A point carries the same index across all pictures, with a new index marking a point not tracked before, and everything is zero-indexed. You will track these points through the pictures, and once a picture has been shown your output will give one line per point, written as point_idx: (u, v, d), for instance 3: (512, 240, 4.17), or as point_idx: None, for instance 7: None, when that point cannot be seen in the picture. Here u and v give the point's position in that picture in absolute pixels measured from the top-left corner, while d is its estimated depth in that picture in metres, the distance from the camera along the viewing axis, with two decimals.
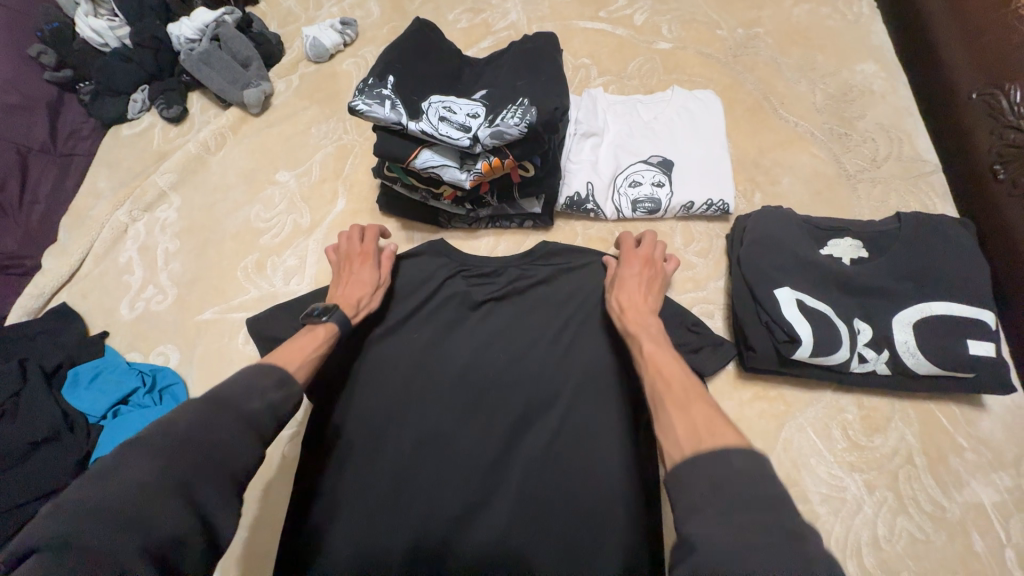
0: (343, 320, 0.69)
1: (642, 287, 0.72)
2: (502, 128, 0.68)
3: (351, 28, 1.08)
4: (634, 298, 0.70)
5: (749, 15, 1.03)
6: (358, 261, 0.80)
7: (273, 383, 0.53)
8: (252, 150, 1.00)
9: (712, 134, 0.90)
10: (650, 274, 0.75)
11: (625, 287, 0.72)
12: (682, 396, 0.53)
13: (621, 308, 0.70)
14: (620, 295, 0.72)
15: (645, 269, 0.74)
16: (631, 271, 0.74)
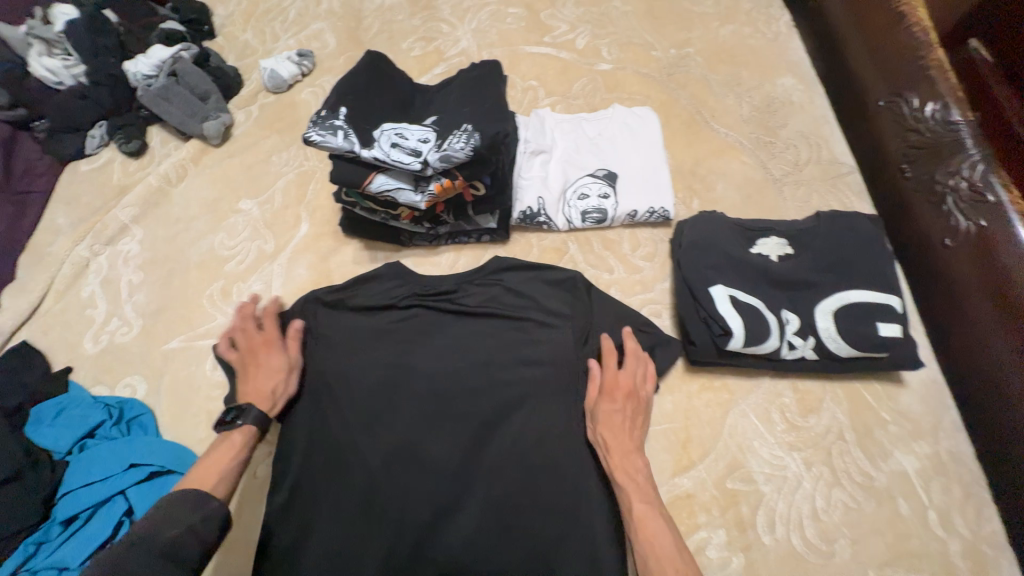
0: (257, 417, 0.76)
1: (622, 425, 0.76)
2: (449, 152, 0.73)
3: (308, 59, 1.13)
4: (617, 439, 0.74)
5: (680, 37, 1.13)
6: (261, 349, 0.83)
7: (190, 508, 0.62)
8: (214, 180, 1.03)
9: (651, 147, 0.98)
10: (636, 404, 0.78)
11: (611, 424, 0.76)
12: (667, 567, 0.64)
13: (606, 446, 0.74)
14: (605, 432, 0.75)
15: (628, 402, 0.77)
16: (619, 407, 0.77)
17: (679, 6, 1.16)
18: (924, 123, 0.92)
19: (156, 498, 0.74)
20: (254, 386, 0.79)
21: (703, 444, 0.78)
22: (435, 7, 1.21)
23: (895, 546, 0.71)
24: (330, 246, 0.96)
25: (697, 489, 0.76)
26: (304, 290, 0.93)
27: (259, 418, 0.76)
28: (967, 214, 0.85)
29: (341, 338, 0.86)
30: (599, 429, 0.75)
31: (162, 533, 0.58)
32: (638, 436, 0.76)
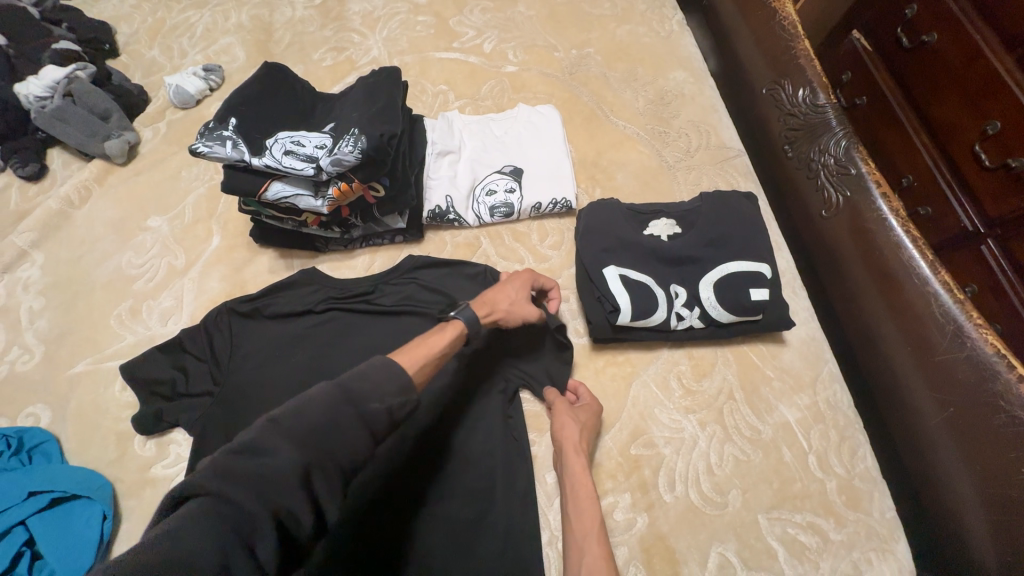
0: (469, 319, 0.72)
1: (586, 428, 0.79)
2: (340, 156, 0.76)
3: (215, 74, 1.13)
4: (581, 441, 0.77)
5: (581, 38, 1.19)
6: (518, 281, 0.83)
7: (396, 390, 0.55)
8: (119, 200, 1.01)
9: (554, 142, 1.03)
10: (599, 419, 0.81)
11: (578, 427, 0.78)
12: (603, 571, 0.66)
13: (574, 445, 0.77)
14: (576, 436, 0.77)
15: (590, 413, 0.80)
16: (584, 418, 0.79)
17: (580, 9, 1.23)
18: (798, 107, 1.02)
19: (59, 523, 0.73)
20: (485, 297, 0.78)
21: (608, 416, 0.84)
22: (345, 18, 1.24)
23: (781, 490, 0.78)
24: (244, 257, 0.97)
25: (604, 458, 0.81)
26: (216, 303, 0.92)
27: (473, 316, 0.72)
28: (836, 187, 0.94)
29: (257, 347, 0.87)
30: (571, 429, 0.78)
31: (369, 400, 0.53)
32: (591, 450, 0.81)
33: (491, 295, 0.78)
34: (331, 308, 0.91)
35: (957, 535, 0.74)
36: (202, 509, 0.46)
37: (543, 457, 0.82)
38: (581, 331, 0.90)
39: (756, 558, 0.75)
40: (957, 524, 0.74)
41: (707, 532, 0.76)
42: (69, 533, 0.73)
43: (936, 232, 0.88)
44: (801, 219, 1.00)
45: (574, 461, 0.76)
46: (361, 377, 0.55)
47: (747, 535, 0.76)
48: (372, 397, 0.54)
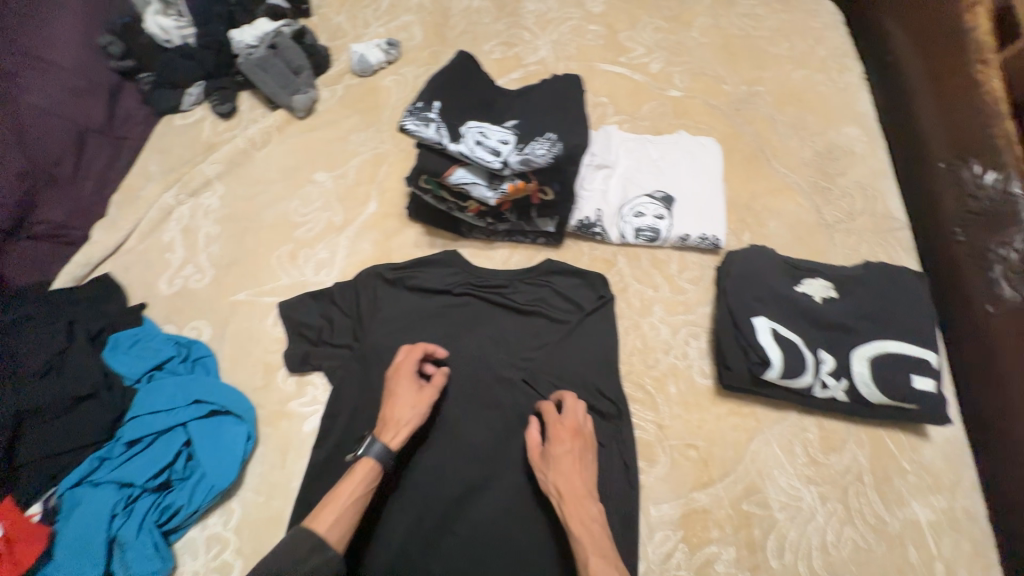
0: (379, 454, 0.74)
1: (572, 464, 0.76)
2: (530, 157, 0.78)
3: (395, 49, 1.20)
4: (575, 484, 0.74)
5: (753, 75, 1.16)
6: (407, 377, 0.81)
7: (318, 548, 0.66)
8: (294, 150, 1.10)
9: (711, 176, 1.02)
10: (579, 443, 0.78)
11: (559, 467, 0.75)
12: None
13: (560, 493, 0.73)
14: (557, 478, 0.75)
15: (575, 442, 0.78)
16: (560, 449, 0.77)
17: (755, 45, 1.20)
18: (983, 190, 0.91)
19: (214, 432, 0.81)
20: (387, 414, 0.78)
21: (724, 464, 0.82)
22: (519, 15, 1.28)
23: None
24: (394, 226, 1.02)
25: (713, 506, 0.80)
26: (365, 264, 0.98)
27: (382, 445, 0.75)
28: (1014, 286, 0.84)
29: (394, 312, 0.93)
30: (553, 476, 0.75)
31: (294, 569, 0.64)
32: (590, 476, 0.77)
33: (388, 413, 0.78)
34: (466, 293, 0.95)
35: None
36: None
37: (652, 487, 0.81)
38: (706, 372, 0.89)
39: None
40: None
41: None
42: (221, 444, 0.81)
43: None
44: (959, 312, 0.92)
45: (565, 509, 0.72)
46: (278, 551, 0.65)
47: None
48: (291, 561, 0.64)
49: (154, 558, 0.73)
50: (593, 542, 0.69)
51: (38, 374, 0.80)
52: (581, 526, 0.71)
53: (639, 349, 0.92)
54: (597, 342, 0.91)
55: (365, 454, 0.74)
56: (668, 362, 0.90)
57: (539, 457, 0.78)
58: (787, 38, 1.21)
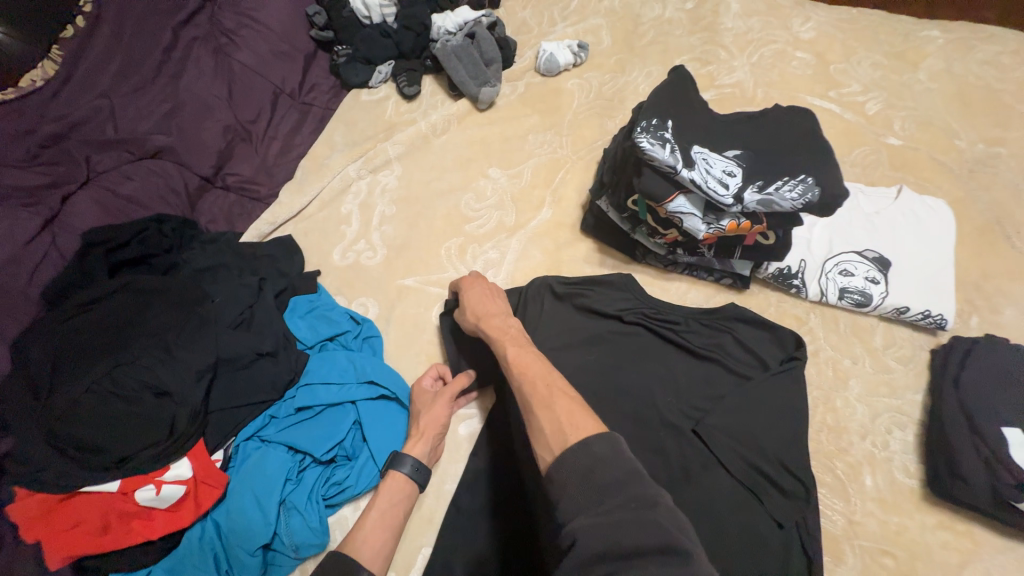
0: (403, 467, 0.73)
1: (487, 294, 0.83)
2: (774, 199, 0.71)
3: (584, 52, 1.15)
4: (491, 306, 0.80)
5: (995, 133, 1.00)
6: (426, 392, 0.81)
7: None
8: (471, 141, 1.08)
9: (939, 244, 0.88)
10: (493, 286, 0.86)
11: (478, 300, 0.81)
12: (548, 398, 0.62)
13: (480, 315, 0.78)
14: (475, 309, 0.80)
15: (486, 282, 0.86)
16: (476, 287, 0.84)
17: (999, 99, 1.04)
18: None
19: (379, 416, 0.81)
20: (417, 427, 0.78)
21: None
22: (716, 31, 1.18)
23: None
24: (566, 238, 0.98)
25: None
26: (535, 273, 0.95)
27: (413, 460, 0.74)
28: None
29: (562, 328, 0.88)
30: (469, 308, 0.80)
31: None
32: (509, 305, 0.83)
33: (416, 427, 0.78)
34: (637, 321, 0.89)
35: None
36: None
37: None
38: (911, 471, 0.77)
39: None
40: None
41: None
42: (383, 428, 0.80)
43: None
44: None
45: (484, 325, 0.77)
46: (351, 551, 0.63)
47: None
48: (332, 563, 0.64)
49: (316, 532, 0.73)
50: (514, 341, 0.73)
51: (231, 326, 0.83)
52: (500, 332, 0.75)
53: (830, 426, 0.81)
54: (784, 407, 0.80)
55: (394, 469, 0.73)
56: (864, 449, 0.79)
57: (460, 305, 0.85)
58: None
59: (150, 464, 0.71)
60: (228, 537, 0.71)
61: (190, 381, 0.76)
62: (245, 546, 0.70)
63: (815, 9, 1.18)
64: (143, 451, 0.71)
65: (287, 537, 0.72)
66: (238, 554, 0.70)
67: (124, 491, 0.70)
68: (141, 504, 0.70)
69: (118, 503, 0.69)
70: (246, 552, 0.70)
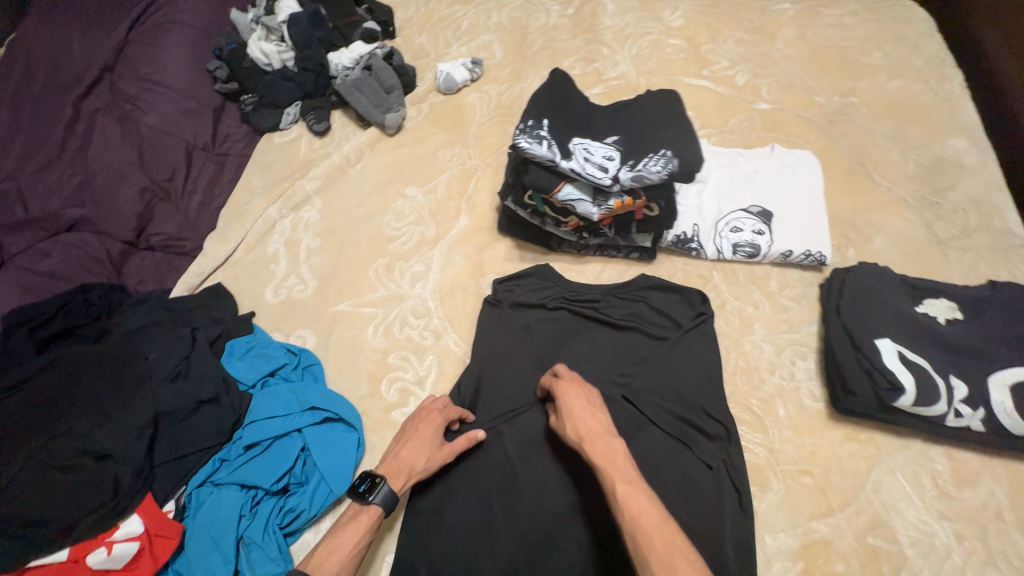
0: (383, 496, 0.72)
1: (585, 409, 0.76)
2: (643, 174, 0.79)
3: (479, 67, 1.23)
4: (596, 428, 0.74)
5: (846, 85, 1.13)
6: (423, 422, 0.80)
7: None
8: (385, 166, 1.14)
9: (810, 191, 0.99)
10: (587, 391, 0.80)
11: (575, 415, 0.76)
12: (668, 556, 0.59)
13: (580, 436, 0.73)
14: (575, 428, 0.74)
15: (580, 390, 0.79)
16: (574, 398, 0.77)
17: (845, 55, 1.17)
18: None
19: (327, 438, 0.84)
20: (403, 456, 0.77)
21: (843, 493, 0.78)
22: (596, 31, 1.29)
23: None
24: (485, 240, 1.04)
25: (835, 536, 0.76)
26: (460, 277, 1.00)
27: (390, 490, 0.73)
28: None
29: (492, 323, 0.94)
30: (569, 423, 0.75)
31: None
32: (609, 417, 0.77)
33: (403, 458, 0.77)
34: (560, 306, 0.95)
35: None
36: None
37: (766, 514, 0.78)
38: (817, 395, 0.85)
39: None
40: None
41: None
42: (333, 449, 0.83)
43: None
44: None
45: (588, 450, 0.71)
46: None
47: None
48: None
49: (278, 561, 0.75)
50: (621, 473, 0.68)
51: (169, 379, 0.85)
52: (605, 460, 0.70)
53: (742, 369, 0.89)
54: (695, 358, 0.89)
55: (371, 500, 0.72)
56: (774, 383, 0.87)
57: (553, 418, 0.79)
58: (878, 48, 1.17)
59: (98, 527, 0.72)
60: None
61: (131, 440, 0.78)
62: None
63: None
64: (87, 516, 0.72)
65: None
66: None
67: (75, 558, 0.71)
68: (94, 568, 0.71)
69: (72, 571, 0.71)
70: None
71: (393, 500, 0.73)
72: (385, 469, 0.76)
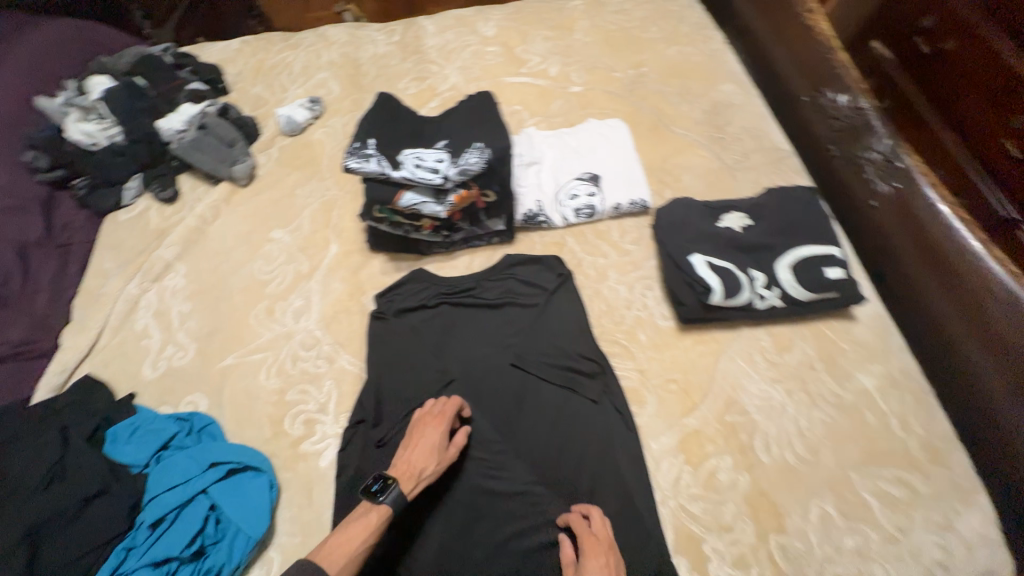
0: (394, 499, 0.77)
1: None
2: (466, 166, 0.90)
3: (318, 104, 1.29)
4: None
5: (636, 59, 1.34)
6: (433, 426, 0.85)
7: None
8: (245, 215, 1.15)
9: (625, 150, 1.16)
10: (612, 558, 0.76)
11: None
12: None
13: None
14: None
15: (606, 558, 0.75)
16: (596, 564, 0.74)
17: (631, 35, 1.39)
18: (840, 112, 1.20)
19: (236, 491, 0.84)
20: (409, 459, 0.82)
21: (702, 388, 0.93)
22: (423, 51, 1.40)
23: (868, 449, 0.86)
24: (359, 260, 1.09)
25: (702, 424, 0.90)
26: (341, 301, 1.04)
27: (398, 495, 0.77)
28: (884, 180, 1.10)
29: (381, 334, 1.00)
30: None
31: None
32: None
33: (412, 460, 0.82)
34: (440, 302, 1.03)
35: None
36: None
37: (648, 425, 0.91)
38: (667, 315, 1.01)
39: (853, 510, 0.82)
40: None
41: (803, 488, 0.84)
42: (244, 500, 0.83)
43: None
44: (864, 212, 1.13)
45: None
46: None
47: (841, 489, 0.84)
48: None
49: None
50: None
51: (43, 486, 0.80)
52: None
53: (606, 311, 1.02)
54: (565, 313, 1.01)
55: (383, 501, 0.77)
56: (633, 316, 1.01)
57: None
58: (654, 24, 1.41)
59: None
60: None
61: (7, 561, 0.74)
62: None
63: (491, 12, 1.46)
64: None
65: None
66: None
67: None
68: None
69: None
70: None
71: (401, 502, 0.77)
72: (395, 471, 0.81)
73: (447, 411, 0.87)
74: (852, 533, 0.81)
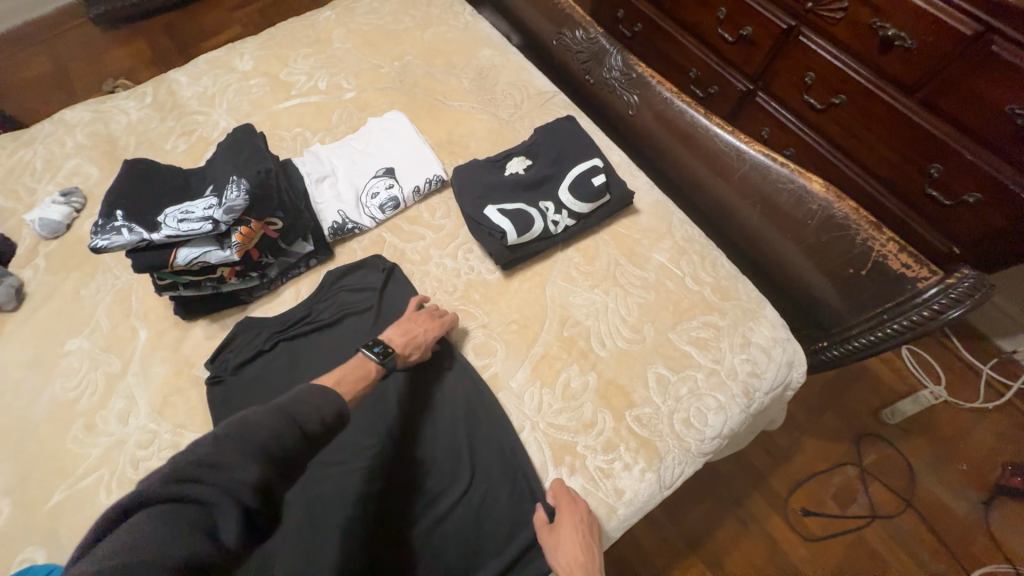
0: (387, 362, 0.87)
1: (583, 539, 0.78)
2: (231, 204, 0.94)
3: (75, 195, 1.16)
4: (577, 555, 0.77)
5: (397, 51, 1.39)
6: (426, 318, 0.95)
7: None
8: (26, 340, 1.02)
9: (409, 135, 1.21)
10: (584, 517, 0.81)
11: (568, 544, 0.77)
12: None
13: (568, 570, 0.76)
14: (564, 558, 0.77)
15: (579, 519, 0.80)
16: (572, 521, 0.80)
17: (386, 30, 1.43)
18: (580, 44, 1.37)
19: None
20: (401, 337, 0.91)
21: (538, 318, 1.02)
22: (182, 105, 1.33)
23: (677, 310, 1.02)
24: (177, 335, 1.03)
25: (547, 347, 0.99)
26: (169, 383, 0.98)
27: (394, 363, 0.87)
28: (628, 91, 1.29)
29: (224, 397, 0.94)
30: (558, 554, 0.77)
31: None
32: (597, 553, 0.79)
33: (409, 335, 0.92)
34: (277, 341, 1.00)
35: (806, 289, 1.07)
36: (154, 514, 0.55)
37: (503, 369, 0.98)
38: (492, 268, 1.08)
39: (679, 362, 0.97)
40: (804, 283, 1.07)
41: (639, 363, 0.97)
42: None
43: (862, 106, 1.27)
44: (629, 119, 1.30)
45: None
46: (301, 403, 0.68)
47: (667, 350, 0.98)
48: (307, 411, 0.68)
49: None
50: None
51: None
52: None
53: (438, 286, 1.07)
54: (401, 304, 1.03)
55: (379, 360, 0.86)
56: (464, 280, 1.07)
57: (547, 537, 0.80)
58: (406, 14, 1.47)
59: None
60: (133, 542, 0.51)
61: None
62: (168, 499, 0.56)
63: (243, 46, 1.42)
64: None
65: (229, 465, 0.59)
66: (150, 563, 0.49)
67: None
68: None
69: None
70: (162, 560, 0.50)
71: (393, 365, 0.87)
72: (394, 342, 0.90)
73: (440, 312, 0.98)
74: (684, 381, 0.95)
